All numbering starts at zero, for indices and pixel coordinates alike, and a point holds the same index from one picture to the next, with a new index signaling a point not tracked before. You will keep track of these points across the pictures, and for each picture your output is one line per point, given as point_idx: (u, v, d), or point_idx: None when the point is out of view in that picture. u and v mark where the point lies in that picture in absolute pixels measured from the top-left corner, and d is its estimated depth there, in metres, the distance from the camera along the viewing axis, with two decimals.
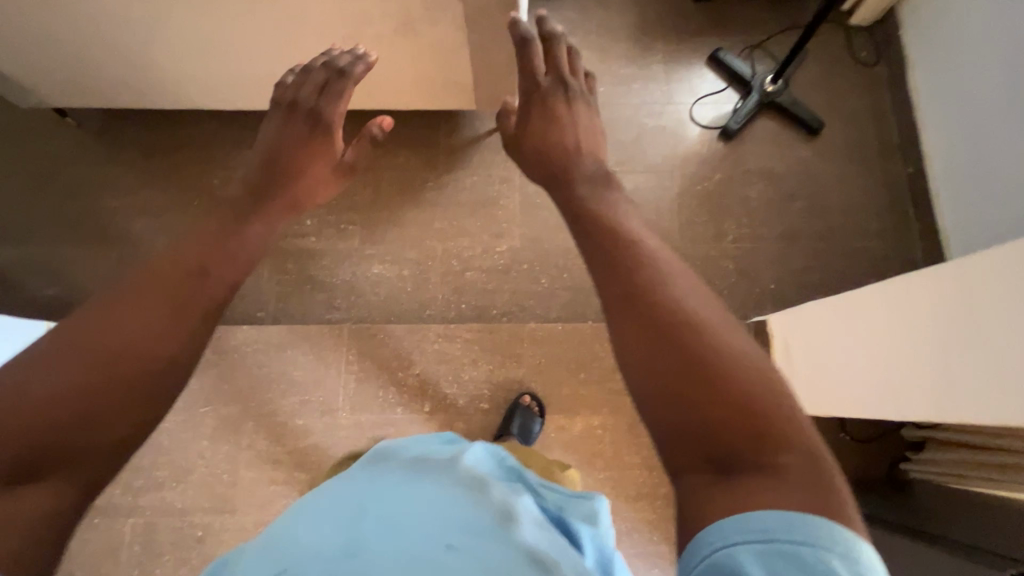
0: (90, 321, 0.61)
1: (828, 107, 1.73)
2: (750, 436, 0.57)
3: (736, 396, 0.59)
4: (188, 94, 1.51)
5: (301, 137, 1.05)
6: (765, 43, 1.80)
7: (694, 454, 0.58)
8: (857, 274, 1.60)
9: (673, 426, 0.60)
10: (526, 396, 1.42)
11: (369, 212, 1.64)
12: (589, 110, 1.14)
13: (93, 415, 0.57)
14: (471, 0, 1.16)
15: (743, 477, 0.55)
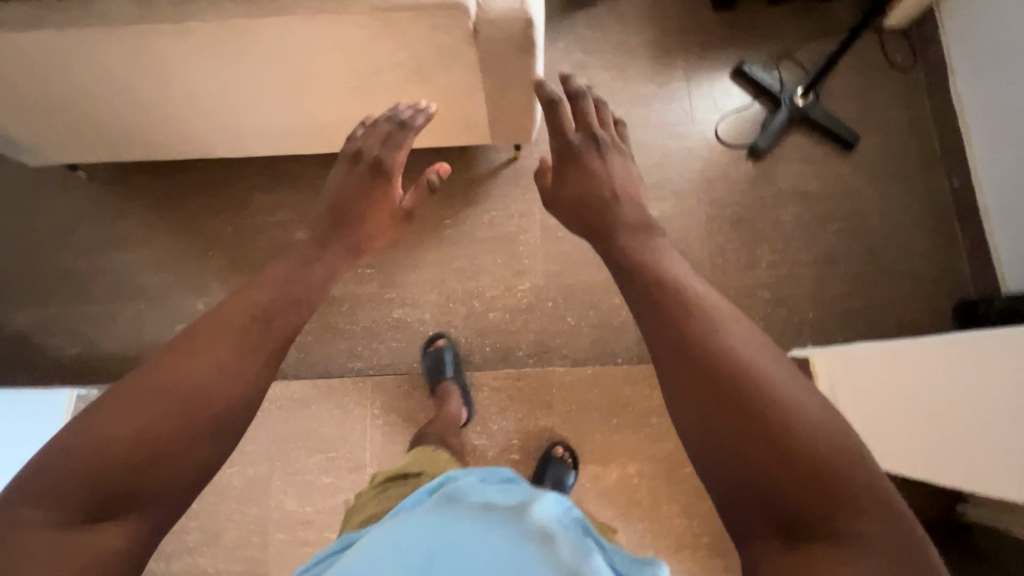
0: (163, 369, 0.67)
1: (864, 117, 1.63)
2: (821, 502, 0.57)
3: (804, 462, 0.58)
4: (199, 151, 1.45)
5: (360, 185, 1.03)
6: (793, 51, 1.70)
7: (763, 520, 0.59)
8: (900, 298, 1.52)
9: (736, 493, 0.60)
10: (559, 446, 1.38)
11: (385, 254, 1.59)
12: (622, 163, 1.05)
13: (159, 458, 0.62)
14: (486, 46, 1.08)
15: (815, 545, 0.56)
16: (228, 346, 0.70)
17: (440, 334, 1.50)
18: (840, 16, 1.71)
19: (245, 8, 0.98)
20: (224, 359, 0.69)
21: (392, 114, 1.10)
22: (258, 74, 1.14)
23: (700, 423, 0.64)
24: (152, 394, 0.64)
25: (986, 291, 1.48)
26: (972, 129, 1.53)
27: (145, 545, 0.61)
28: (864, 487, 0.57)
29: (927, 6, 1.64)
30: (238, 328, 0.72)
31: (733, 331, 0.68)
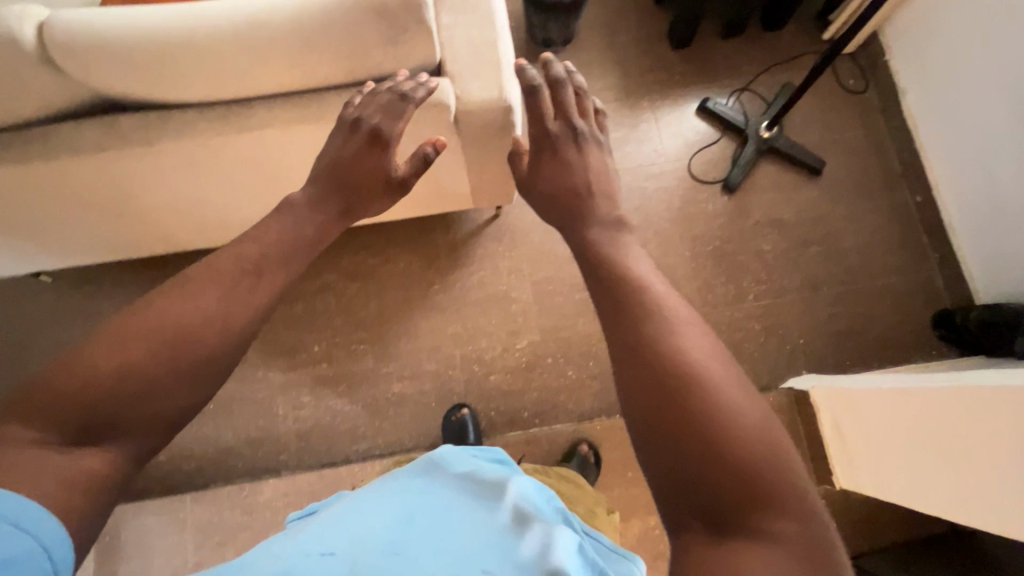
0: (155, 311, 0.63)
1: (826, 142, 1.70)
2: (742, 501, 0.57)
3: (733, 463, 0.58)
4: (160, 249, 1.34)
5: (359, 155, 0.87)
6: (751, 84, 1.76)
7: (689, 509, 0.59)
8: (882, 313, 1.58)
9: (666, 481, 0.60)
10: (584, 444, 1.44)
11: (378, 328, 1.57)
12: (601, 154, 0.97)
13: (141, 395, 0.60)
14: (467, 133, 1.08)
15: (732, 539, 0.56)
16: (219, 293, 0.66)
17: (462, 404, 1.48)
18: (791, 46, 1.79)
19: (220, 125, 0.95)
20: (219, 305, 0.66)
21: (390, 84, 0.91)
22: (234, 180, 1.10)
23: (641, 406, 0.63)
24: (141, 330, 0.62)
25: (961, 300, 1.55)
26: (931, 149, 1.61)
27: (126, 471, 0.61)
28: (785, 494, 0.57)
29: (873, 31, 1.72)
30: (233, 276, 0.68)
31: (684, 329, 0.67)
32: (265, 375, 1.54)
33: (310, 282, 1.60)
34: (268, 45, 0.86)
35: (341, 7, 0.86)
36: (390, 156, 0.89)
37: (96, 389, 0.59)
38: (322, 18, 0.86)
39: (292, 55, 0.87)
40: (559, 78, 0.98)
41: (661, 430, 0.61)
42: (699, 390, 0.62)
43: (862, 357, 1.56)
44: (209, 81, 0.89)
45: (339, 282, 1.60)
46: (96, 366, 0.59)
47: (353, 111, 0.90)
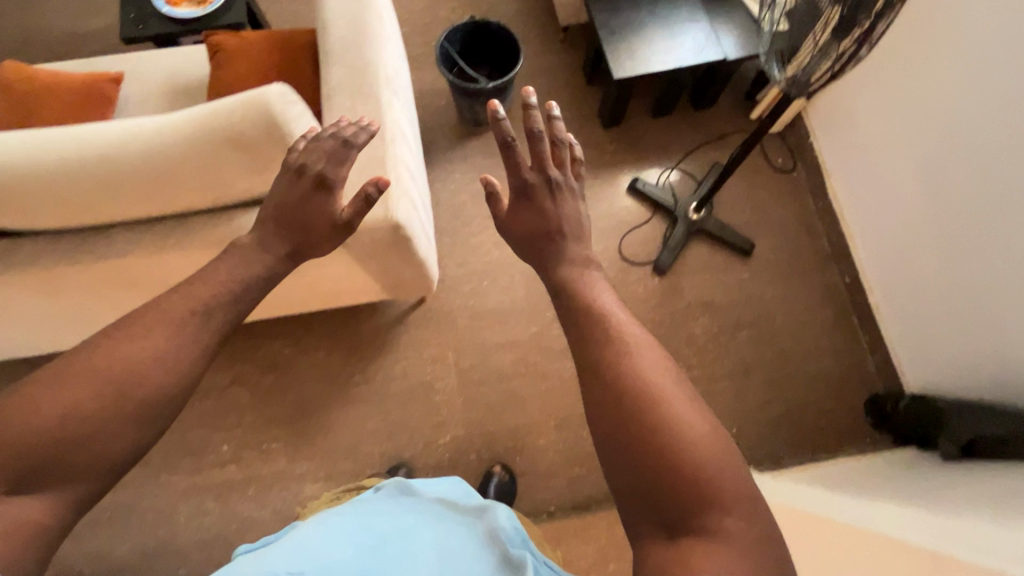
0: (108, 352, 0.67)
1: (756, 222, 1.69)
2: (693, 507, 0.63)
3: (687, 472, 0.64)
4: (44, 349, 1.22)
5: (306, 203, 0.82)
6: (681, 162, 1.76)
7: (650, 515, 0.65)
8: (814, 399, 1.54)
9: (632, 494, 0.66)
10: (495, 465, 1.44)
11: (293, 424, 1.48)
12: (573, 202, 0.95)
13: (86, 435, 0.63)
14: (358, 249, 1.03)
15: (686, 538, 0.62)
16: (168, 332, 0.70)
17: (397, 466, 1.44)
18: (721, 124, 1.79)
19: (71, 255, 0.90)
20: (167, 345, 0.69)
21: (333, 129, 0.85)
22: (108, 299, 1.03)
23: (609, 422, 0.69)
24: (90, 373, 0.65)
25: (892, 386, 1.53)
26: (857, 231, 1.60)
27: (71, 514, 0.64)
28: (732, 494, 0.63)
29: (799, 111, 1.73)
30: (179, 317, 0.71)
31: (643, 357, 0.73)
32: (168, 479, 1.44)
33: (222, 375, 1.51)
34: (129, 176, 0.83)
35: (203, 133, 0.83)
36: (336, 200, 0.84)
37: (47, 433, 0.62)
38: (185, 145, 0.83)
39: (158, 184, 0.85)
40: (534, 129, 0.92)
41: (625, 443, 0.67)
42: (656, 410, 0.68)
43: (797, 446, 1.51)
44: (61, 214, 0.86)
45: (253, 374, 1.52)
46: (44, 410, 0.62)
47: (296, 156, 0.83)
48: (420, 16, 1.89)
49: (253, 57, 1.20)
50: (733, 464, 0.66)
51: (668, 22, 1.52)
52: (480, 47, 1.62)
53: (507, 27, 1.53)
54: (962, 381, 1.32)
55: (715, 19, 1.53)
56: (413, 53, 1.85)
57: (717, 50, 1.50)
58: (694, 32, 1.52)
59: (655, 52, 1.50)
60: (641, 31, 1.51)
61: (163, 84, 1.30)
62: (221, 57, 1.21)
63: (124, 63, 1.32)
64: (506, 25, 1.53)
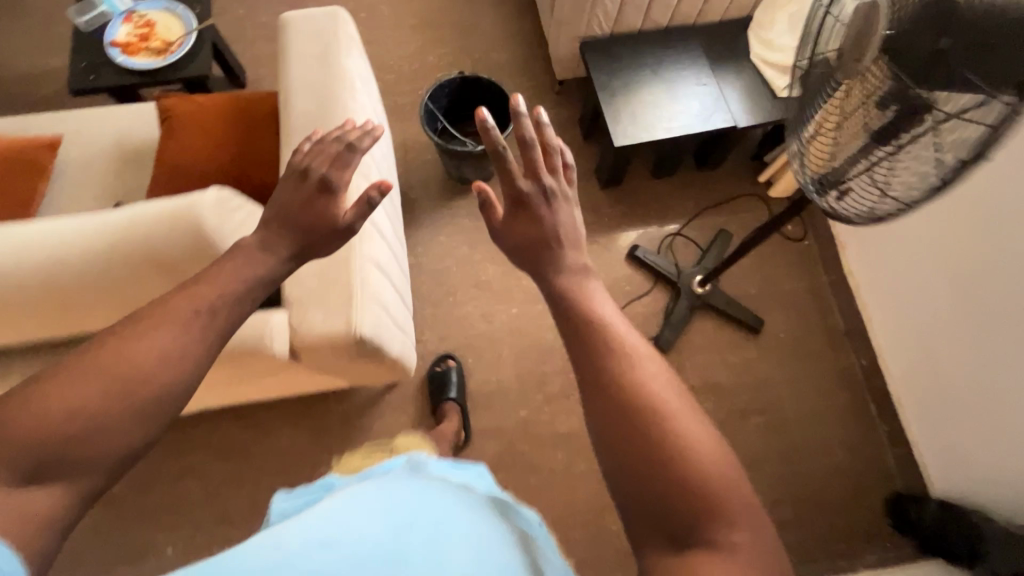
0: (111, 348, 0.57)
1: (764, 296, 1.57)
2: (697, 524, 0.53)
3: (690, 485, 0.54)
4: None
5: (305, 206, 0.77)
6: (683, 227, 1.63)
7: (647, 528, 0.55)
8: (831, 497, 1.40)
9: (626, 501, 0.56)
10: None
11: (249, 522, 1.31)
12: (569, 206, 0.78)
13: (104, 433, 0.54)
14: (317, 361, 0.88)
15: (691, 556, 0.52)
16: (180, 332, 0.60)
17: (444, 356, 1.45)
18: (726, 186, 1.67)
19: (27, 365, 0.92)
20: (177, 342, 0.60)
21: (338, 134, 0.83)
22: None
23: (604, 432, 0.58)
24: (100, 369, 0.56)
25: (915, 486, 1.39)
26: (874, 310, 1.45)
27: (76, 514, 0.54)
28: (737, 507, 0.54)
29: None
30: (189, 315, 0.62)
31: (640, 359, 0.61)
32: None
33: (173, 463, 1.35)
34: (58, 290, 0.79)
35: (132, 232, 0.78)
36: (339, 203, 0.78)
37: (49, 427, 0.52)
38: (111, 252, 0.78)
39: (85, 293, 0.80)
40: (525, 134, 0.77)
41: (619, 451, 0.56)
42: (655, 420, 0.57)
43: (812, 552, 1.36)
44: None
45: (208, 463, 1.36)
46: (52, 405, 0.53)
47: (301, 159, 0.80)
48: (408, 63, 1.77)
49: (207, 126, 1.06)
50: (739, 476, 0.56)
51: (671, 84, 1.40)
52: (469, 102, 1.51)
53: (497, 84, 1.41)
54: (998, 498, 1.18)
55: (723, 82, 1.42)
56: (399, 101, 1.72)
57: (725, 116, 1.38)
58: (700, 95, 1.40)
59: (658, 116, 1.37)
60: (643, 94, 1.39)
61: (109, 148, 1.16)
62: (173, 125, 1.07)
63: (65, 122, 1.17)
64: (496, 82, 1.41)
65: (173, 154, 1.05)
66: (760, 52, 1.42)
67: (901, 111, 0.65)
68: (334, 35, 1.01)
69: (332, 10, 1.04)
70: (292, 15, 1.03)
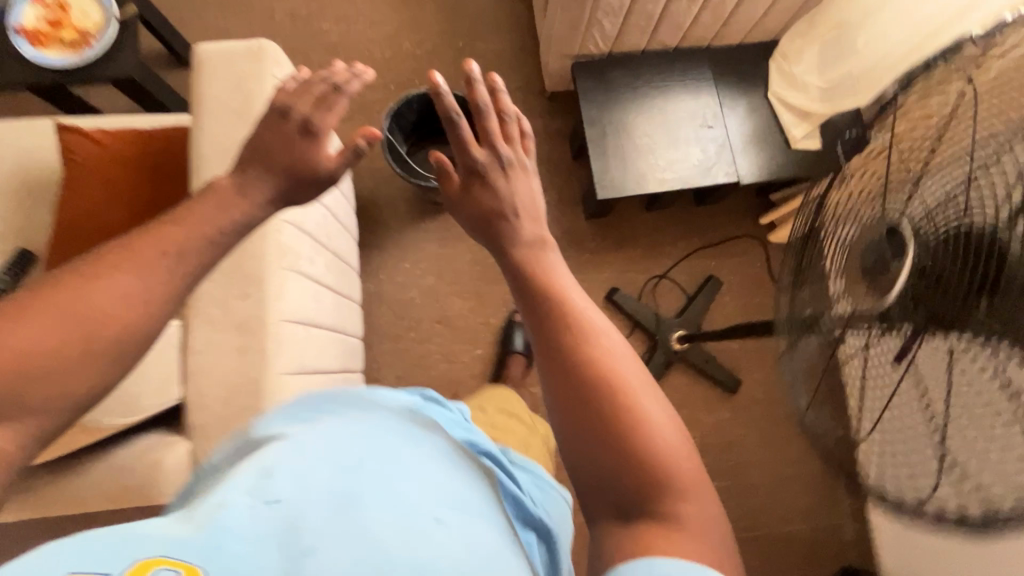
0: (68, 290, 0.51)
1: (747, 352, 1.47)
2: (648, 492, 0.46)
3: (647, 458, 0.47)
4: None
5: (290, 172, 0.73)
6: (670, 270, 1.50)
7: (601, 495, 0.48)
8: (783, 567, 1.39)
9: (580, 471, 0.49)
10: None
11: None
12: (527, 176, 0.69)
13: (46, 382, 0.47)
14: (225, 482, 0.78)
15: (636, 525, 0.45)
16: (141, 273, 0.54)
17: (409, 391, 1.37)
18: (723, 225, 1.52)
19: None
20: (142, 286, 0.54)
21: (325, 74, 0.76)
22: None
23: (561, 402, 0.51)
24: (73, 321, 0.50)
25: (869, 563, 1.37)
26: None
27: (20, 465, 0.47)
28: (693, 477, 0.47)
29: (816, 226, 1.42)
30: (152, 257, 0.56)
31: (598, 318, 0.55)
32: None
33: None
34: None
35: None
36: (322, 151, 0.73)
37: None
38: None
39: None
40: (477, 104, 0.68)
41: (578, 420, 0.49)
42: (614, 387, 0.50)
43: None
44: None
45: None
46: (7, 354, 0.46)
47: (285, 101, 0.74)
48: (380, 48, 1.54)
49: (111, 174, 0.90)
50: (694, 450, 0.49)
51: (670, 124, 1.22)
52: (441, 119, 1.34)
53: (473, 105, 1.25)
54: None
55: (730, 124, 1.24)
56: (369, 98, 1.52)
57: (728, 167, 1.22)
58: (703, 139, 1.22)
59: (652, 163, 1.20)
60: (636, 133, 1.21)
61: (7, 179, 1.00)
62: (73, 170, 0.91)
63: None
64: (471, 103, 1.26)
65: (77, 211, 0.89)
66: (782, 90, 1.23)
67: (939, 332, 0.49)
68: (258, 80, 0.83)
69: (255, 42, 0.85)
70: (208, 48, 0.84)
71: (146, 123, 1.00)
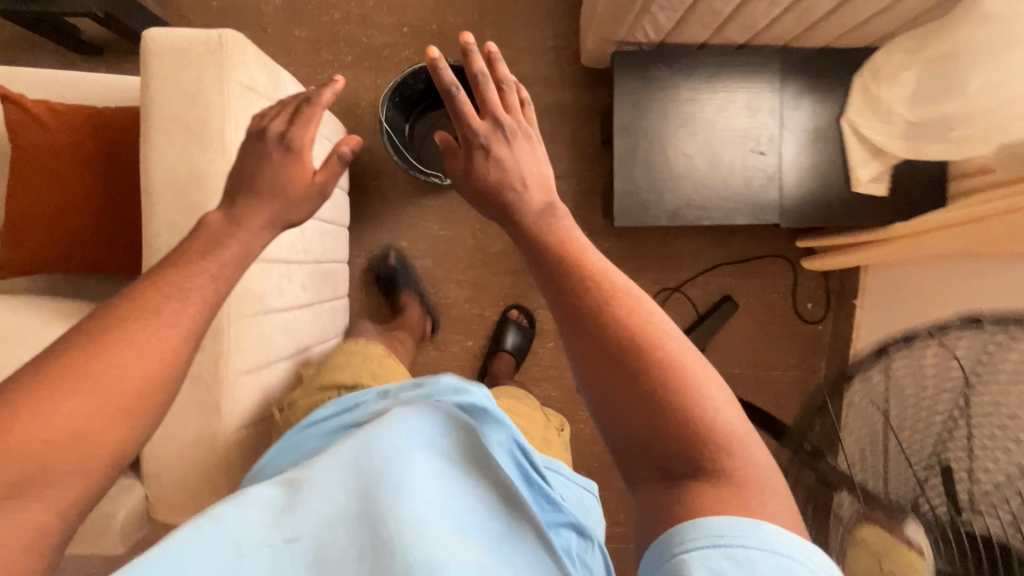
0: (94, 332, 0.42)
1: (747, 378, 1.40)
2: (693, 450, 0.41)
3: (701, 420, 0.42)
4: None
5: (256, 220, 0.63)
6: (685, 284, 1.39)
7: (651, 461, 0.42)
8: None
9: (626, 438, 0.43)
10: None
11: None
12: (532, 145, 0.61)
13: (94, 439, 0.38)
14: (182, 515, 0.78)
15: (682, 489, 0.41)
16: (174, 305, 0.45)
17: (387, 248, 1.35)
18: (753, 241, 1.38)
19: None
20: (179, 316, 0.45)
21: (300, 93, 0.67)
22: None
23: (593, 367, 0.45)
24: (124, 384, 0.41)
25: None
26: None
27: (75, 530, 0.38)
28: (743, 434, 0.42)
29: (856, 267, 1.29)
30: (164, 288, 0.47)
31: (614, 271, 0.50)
32: None
33: None
34: None
35: None
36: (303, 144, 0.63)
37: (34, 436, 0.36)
38: None
39: None
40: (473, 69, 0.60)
41: (615, 388, 0.43)
42: (644, 344, 0.44)
43: None
44: None
45: None
46: (52, 427, 0.37)
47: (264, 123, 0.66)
48: None
49: (81, 175, 0.83)
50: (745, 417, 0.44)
51: (716, 143, 1.03)
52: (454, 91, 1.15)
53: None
54: None
55: (787, 150, 1.05)
56: (378, 43, 1.31)
57: (773, 205, 1.05)
58: (752, 167, 1.04)
59: (687, 191, 1.03)
60: (673, 150, 1.03)
61: None
62: (34, 164, 0.82)
63: None
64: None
65: (42, 206, 0.83)
66: (858, 117, 1.02)
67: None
68: (218, 89, 0.69)
69: (215, 35, 0.70)
70: (155, 37, 0.69)
71: (102, 98, 0.91)
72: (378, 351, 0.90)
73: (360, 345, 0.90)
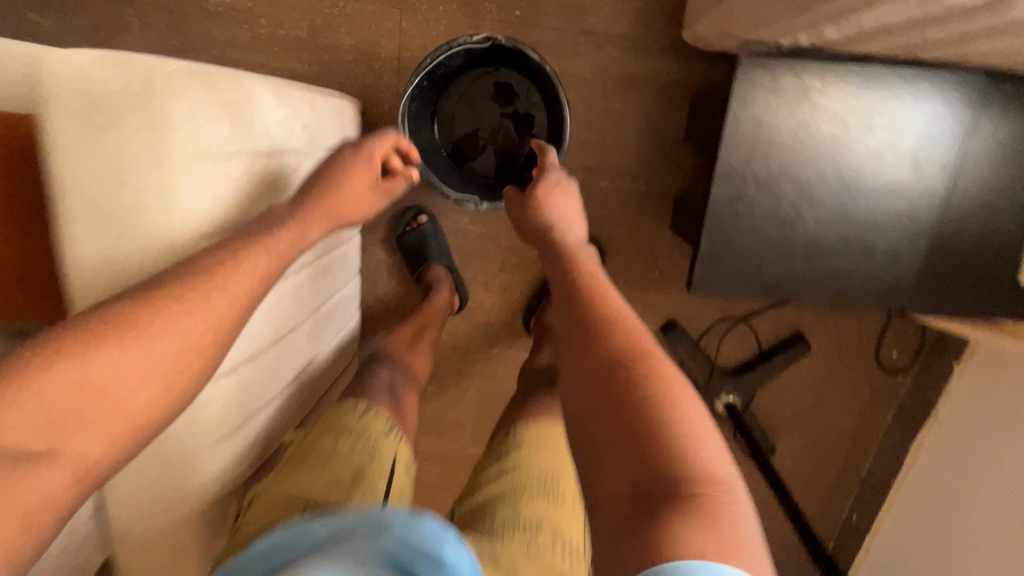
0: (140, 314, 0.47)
1: (797, 420, 1.25)
2: (670, 477, 0.41)
3: (681, 447, 0.43)
4: None
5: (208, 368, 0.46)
6: (753, 314, 1.18)
7: (626, 477, 0.42)
8: None
9: (606, 450, 0.44)
10: None
11: None
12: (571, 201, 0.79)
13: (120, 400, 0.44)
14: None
15: (655, 512, 0.39)
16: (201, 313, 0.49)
17: (419, 208, 1.12)
18: None
19: None
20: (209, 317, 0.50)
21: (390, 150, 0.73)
22: None
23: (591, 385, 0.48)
24: (164, 345, 0.46)
25: None
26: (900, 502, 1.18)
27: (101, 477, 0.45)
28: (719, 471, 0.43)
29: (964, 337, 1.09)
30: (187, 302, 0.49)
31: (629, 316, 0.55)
32: None
33: None
34: None
35: None
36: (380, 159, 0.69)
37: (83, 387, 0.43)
38: None
39: None
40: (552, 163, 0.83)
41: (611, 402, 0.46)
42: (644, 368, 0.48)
43: None
44: None
45: None
46: (93, 377, 0.43)
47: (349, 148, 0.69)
48: None
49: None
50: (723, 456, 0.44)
51: (851, 203, 0.76)
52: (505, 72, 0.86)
53: (553, 78, 0.82)
54: None
55: (947, 219, 0.76)
56: None
57: (906, 291, 0.80)
58: (891, 237, 0.77)
59: (795, 261, 0.79)
60: (786, 199, 0.76)
61: None
62: None
63: None
64: (552, 70, 0.82)
65: None
66: None
67: None
68: (161, 163, 0.48)
69: (148, 72, 0.47)
70: (54, 67, 0.46)
71: None
72: (380, 433, 0.69)
73: (359, 422, 0.69)
